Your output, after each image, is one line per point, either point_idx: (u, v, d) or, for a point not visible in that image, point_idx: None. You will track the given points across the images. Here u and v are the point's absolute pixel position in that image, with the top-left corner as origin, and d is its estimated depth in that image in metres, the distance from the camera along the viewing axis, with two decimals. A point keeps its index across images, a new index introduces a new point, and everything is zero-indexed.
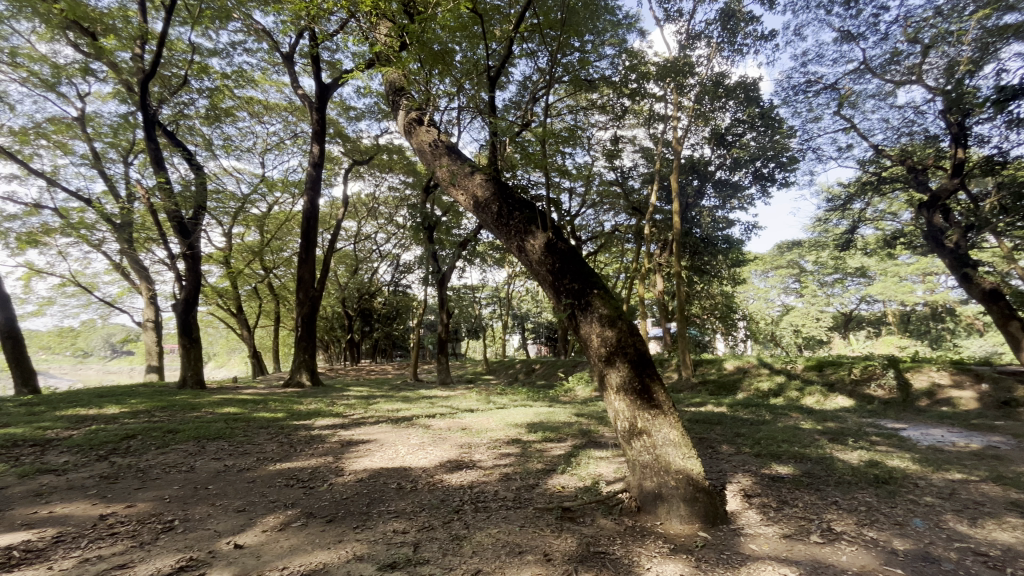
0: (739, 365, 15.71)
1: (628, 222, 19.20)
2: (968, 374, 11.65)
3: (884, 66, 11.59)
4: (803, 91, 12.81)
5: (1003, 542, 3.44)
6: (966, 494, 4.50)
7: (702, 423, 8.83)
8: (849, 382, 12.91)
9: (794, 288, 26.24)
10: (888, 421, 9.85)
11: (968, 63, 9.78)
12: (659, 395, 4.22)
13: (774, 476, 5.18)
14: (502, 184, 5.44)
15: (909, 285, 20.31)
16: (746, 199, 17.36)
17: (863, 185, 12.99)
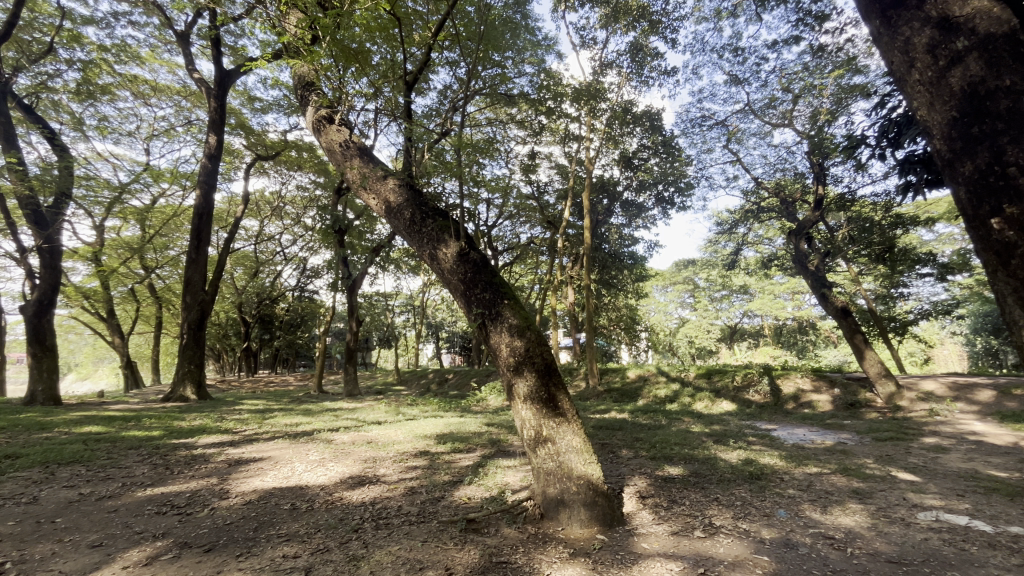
0: (641, 373, 16.80)
1: (543, 235, 19.84)
2: (824, 380, 13.45)
3: (763, 110, 13.22)
4: (699, 124, 14.21)
5: (846, 525, 3.98)
6: (819, 485, 5.17)
7: (605, 429, 9.27)
8: (732, 388, 14.36)
9: (689, 303, 28.69)
10: (763, 422, 11.08)
11: (828, 114, 11.50)
12: (564, 404, 4.35)
13: (666, 477, 5.58)
14: (416, 191, 5.36)
15: (781, 302, 23.05)
16: (649, 219, 18.67)
17: (746, 212, 14.64)
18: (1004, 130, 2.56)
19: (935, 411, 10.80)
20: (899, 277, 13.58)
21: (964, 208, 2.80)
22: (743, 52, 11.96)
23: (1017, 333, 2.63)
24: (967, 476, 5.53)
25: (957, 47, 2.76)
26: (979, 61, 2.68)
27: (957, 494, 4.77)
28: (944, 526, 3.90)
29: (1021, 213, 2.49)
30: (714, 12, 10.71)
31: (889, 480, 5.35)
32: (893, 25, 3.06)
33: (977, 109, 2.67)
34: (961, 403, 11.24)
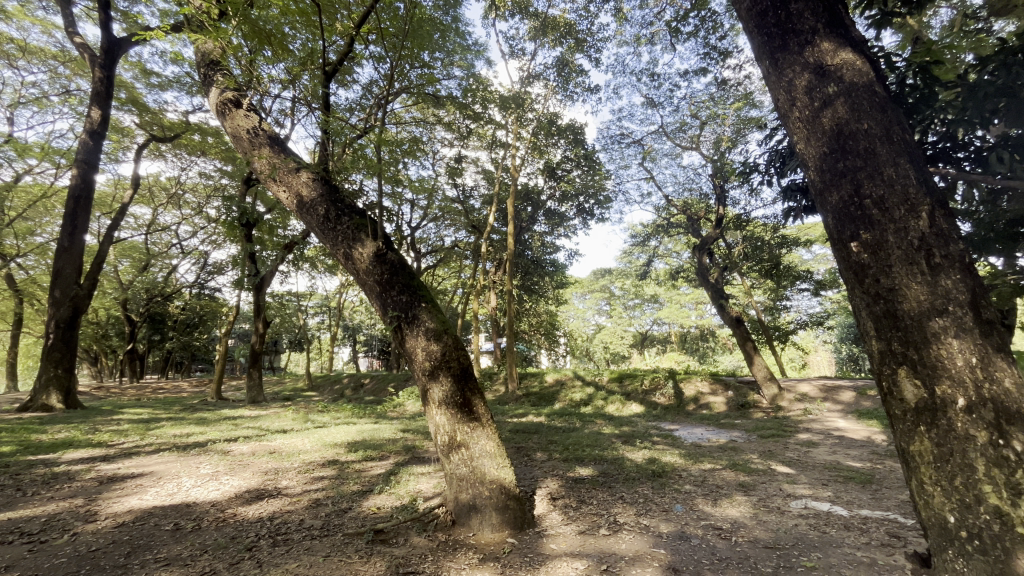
0: (558, 378, 17.29)
1: (467, 239, 19.80)
2: (720, 384, 14.71)
3: (675, 133, 14.27)
4: (617, 141, 15.03)
5: (732, 516, 4.37)
6: (712, 480, 5.63)
7: (521, 433, 9.42)
8: (641, 392, 15.25)
9: (605, 310, 30.09)
10: (667, 423, 11.87)
11: (728, 141, 12.68)
12: (479, 408, 4.34)
13: (576, 478, 5.76)
14: (331, 186, 5.12)
15: (686, 311, 24.91)
16: (571, 228, 19.28)
17: (658, 227, 15.73)
18: (862, 167, 2.98)
19: (808, 410, 12.24)
20: (783, 291, 15.25)
21: (830, 232, 3.21)
22: (658, 78, 12.86)
23: (868, 342, 3.06)
24: (831, 467, 6.31)
25: (827, 92, 3.17)
26: (844, 107, 3.10)
27: (822, 483, 5.42)
28: (811, 512, 4.41)
29: (874, 238, 2.91)
30: (634, 38, 11.42)
31: (769, 473, 5.95)
32: (779, 67, 3.43)
33: (842, 147, 3.07)
34: (828, 403, 12.84)
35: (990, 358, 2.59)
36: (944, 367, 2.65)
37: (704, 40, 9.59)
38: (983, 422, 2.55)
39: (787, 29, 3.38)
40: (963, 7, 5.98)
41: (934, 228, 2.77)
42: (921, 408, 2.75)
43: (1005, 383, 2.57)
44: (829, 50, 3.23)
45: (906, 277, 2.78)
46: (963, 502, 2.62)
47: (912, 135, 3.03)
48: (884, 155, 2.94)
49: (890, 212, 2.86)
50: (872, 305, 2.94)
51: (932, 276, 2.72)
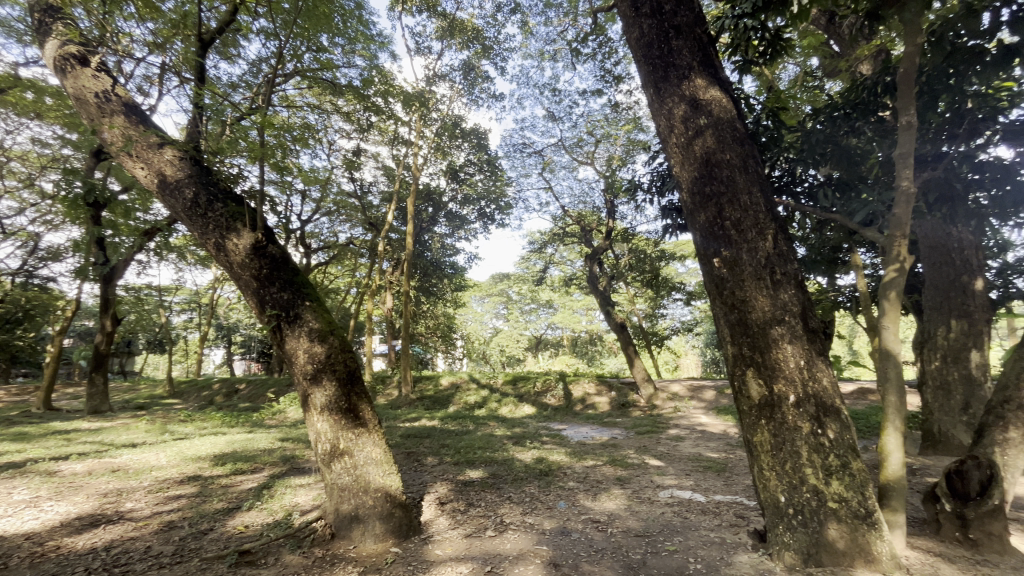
0: (453, 381, 17.22)
1: (363, 237, 18.90)
2: (605, 385, 15.73)
3: (572, 147, 15.03)
4: (519, 150, 15.42)
5: (609, 509, 4.67)
6: (593, 476, 5.99)
7: (412, 437, 9.19)
8: (533, 393, 15.78)
9: (502, 314, 30.62)
10: (555, 424, 12.38)
11: (619, 159, 13.70)
12: (365, 413, 4.15)
13: (466, 481, 5.76)
14: (202, 168, 4.56)
15: (577, 316, 26.34)
16: (471, 232, 19.30)
17: (554, 235, 16.41)
18: (724, 192, 3.40)
19: (678, 408, 13.60)
20: (661, 300, 16.77)
21: (698, 247, 3.59)
22: (560, 94, 13.47)
23: (724, 346, 3.47)
24: (694, 458, 7.06)
25: (699, 123, 3.56)
26: (712, 138, 3.50)
27: (686, 473, 6.05)
28: (675, 500, 4.89)
29: (732, 255, 3.32)
30: (538, 52, 11.86)
31: (643, 466, 6.49)
32: (661, 95, 3.76)
33: (709, 173, 3.46)
34: (694, 401, 14.37)
35: (813, 361, 3.12)
36: (781, 368, 3.12)
37: (601, 64, 10.28)
38: (807, 415, 3.06)
39: (668, 62, 3.73)
40: (804, 66, 7.13)
41: (776, 249, 3.25)
42: (763, 404, 3.18)
43: (822, 381, 3.11)
44: (702, 86, 3.62)
45: (755, 290, 3.23)
46: (791, 483, 3.09)
47: (763, 169, 3.52)
48: (741, 183, 3.38)
49: (744, 234, 3.30)
50: (728, 315, 3.34)
51: (774, 290, 3.19)
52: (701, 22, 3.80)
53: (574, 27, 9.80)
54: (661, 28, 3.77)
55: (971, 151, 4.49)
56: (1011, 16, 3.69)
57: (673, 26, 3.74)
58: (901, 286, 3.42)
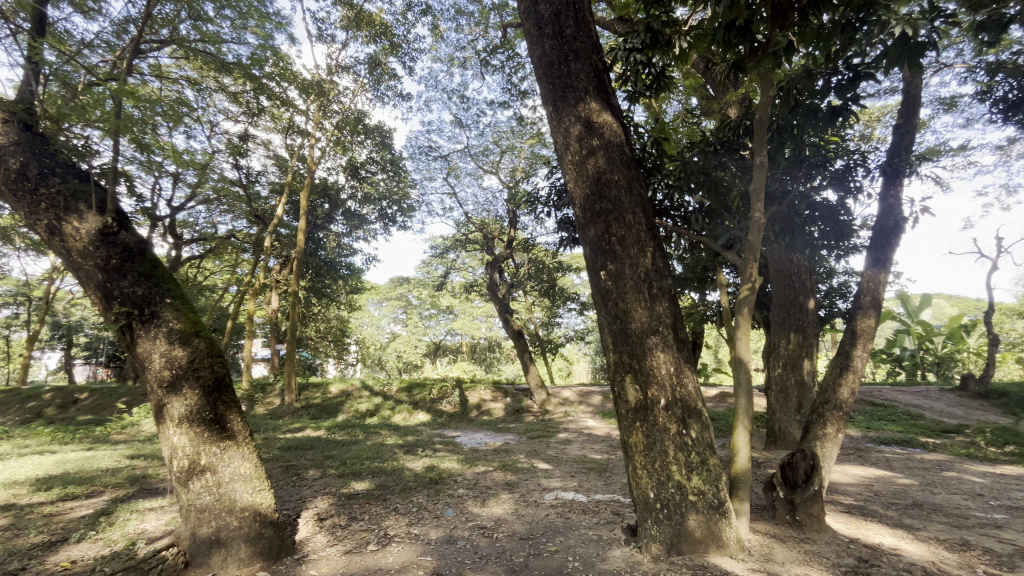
0: (343, 388, 16.32)
1: (246, 230, 17.21)
2: (500, 392, 15.94)
3: (478, 155, 15.16)
4: (424, 153, 15.19)
5: (496, 514, 4.71)
6: (483, 482, 6.02)
7: (292, 449, 8.50)
8: (428, 401, 15.49)
9: (400, 319, 29.64)
10: (450, 431, 12.25)
11: (522, 172, 14.11)
12: (234, 424, 3.74)
13: (349, 494, 5.45)
14: (34, 136, 3.83)
15: (477, 323, 26.42)
16: (371, 232, 18.48)
17: (457, 241, 16.38)
18: (612, 210, 3.65)
19: (568, 412, 14.22)
20: (556, 310, 17.47)
21: (587, 260, 3.79)
22: (467, 101, 13.55)
23: (607, 353, 3.70)
24: (579, 460, 7.42)
25: (592, 143, 3.79)
26: (603, 158, 3.75)
27: (571, 475, 6.33)
28: (560, 501, 5.08)
29: (616, 269, 3.57)
30: (447, 57, 11.87)
31: (532, 470, 6.67)
32: (559, 112, 3.95)
33: (599, 192, 3.70)
34: (583, 405, 15.13)
35: (681, 368, 3.46)
36: (654, 374, 3.41)
37: (507, 78, 10.57)
38: (675, 417, 3.37)
39: (567, 83, 3.93)
40: (684, 103, 7.94)
41: (654, 265, 3.56)
42: (638, 408, 3.45)
43: (688, 386, 3.45)
44: (596, 109, 3.86)
45: (634, 302, 3.50)
46: (660, 480, 3.38)
47: (646, 191, 3.84)
48: (627, 203, 3.66)
49: (627, 249, 3.57)
50: (611, 324, 3.58)
51: (651, 302, 3.49)
52: (598, 50, 4.06)
53: (484, 38, 9.95)
54: (561, 50, 3.96)
55: (807, 191, 5.32)
56: (837, 83, 4.43)
57: (572, 49, 3.95)
58: (752, 303, 3.93)
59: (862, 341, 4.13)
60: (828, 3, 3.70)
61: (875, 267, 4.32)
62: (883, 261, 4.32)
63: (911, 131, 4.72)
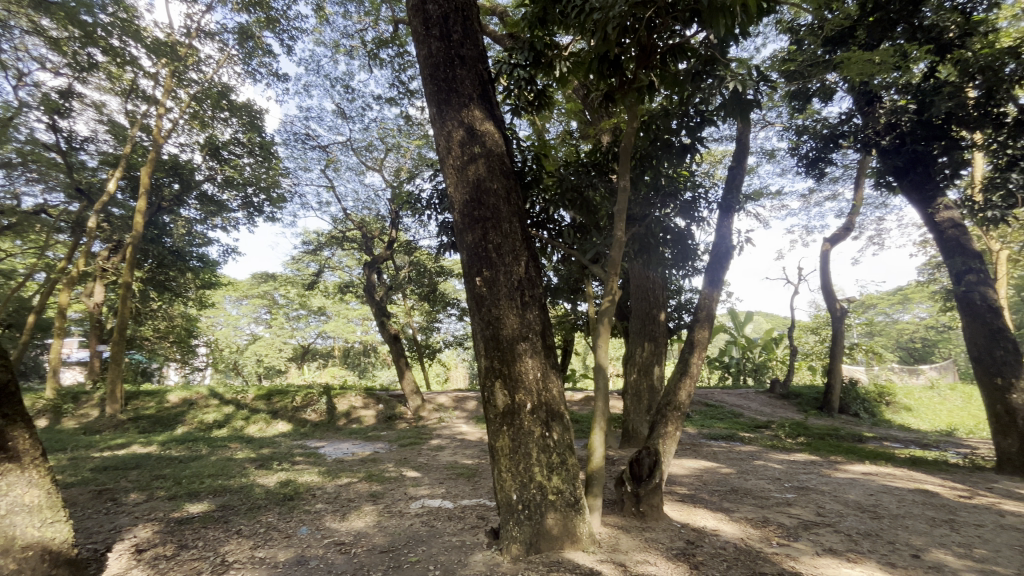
0: (185, 397, 14.24)
1: (63, 205, 14.17)
2: (372, 398, 15.21)
3: (360, 151, 14.44)
4: (301, 140, 14.01)
5: (356, 528, 4.46)
6: (345, 495, 5.67)
7: (111, 470, 7.13)
8: (290, 409, 14.18)
9: (264, 319, 26.40)
10: (313, 441, 11.34)
11: (407, 171, 13.75)
12: (17, 442, 3.03)
13: (181, 518, 4.74)
14: None
15: (352, 326, 24.76)
16: (231, 221, 16.40)
17: (332, 238, 15.30)
18: (489, 218, 3.72)
19: (442, 418, 14.04)
20: (436, 314, 17.23)
21: (463, 265, 3.81)
22: (352, 92, 12.82)
23: (478, 359, 3.74)
24: (449, 467, 7.38)
25: (474, 150, 3.83)
26: (484, 166, 3.80)
27: (439, 482, 6.25)
28: (425, 510, 4.99)
29: (491, 276, 3.64)
30: (332, 42, 11.16)
31: (399, 479, 6.45)
32: (443, 113, 3.92)
33: (478, 199, 3.75)
34: (457, 411, 15.05)
35: (547, 373, 3.63)
36: (522, 380, 3.53)
37: (394, 73, 10.24)
38: (539, 420, 3.52)
39: (451, 87, 3.93)
40: (565, 124, 8.48)
41: (526, 274, 3.70)
42: (505, 412, 3.54)
43: (553, 391, 3.63)
44: (479, 117, 3.91)
45: (507, 309, 3.59)
46: (523, 483, 3.49)
47: (523, 203, 3.98)
48: (504, 212, 3.75)
49: (502, 257, 3.66)
50: (484, 330, 3.64)
51: (523, 309, 3.62)
52: (484, 59, 4.11)
53: (374, 30, 9.57)
54: (447, 53, 3.95)
55: (662, 217, 5.99)
56: (689, 125, 5.07)
57: (459, 55, 3.97)
58: (611, 314, 4.29)
59: (698, 350, 4.73)
60: (683, 54, 4.22)
61: (710, 287, 4.99)
62: (715, 281, 5.02)
63: (741, 173, 5.58)
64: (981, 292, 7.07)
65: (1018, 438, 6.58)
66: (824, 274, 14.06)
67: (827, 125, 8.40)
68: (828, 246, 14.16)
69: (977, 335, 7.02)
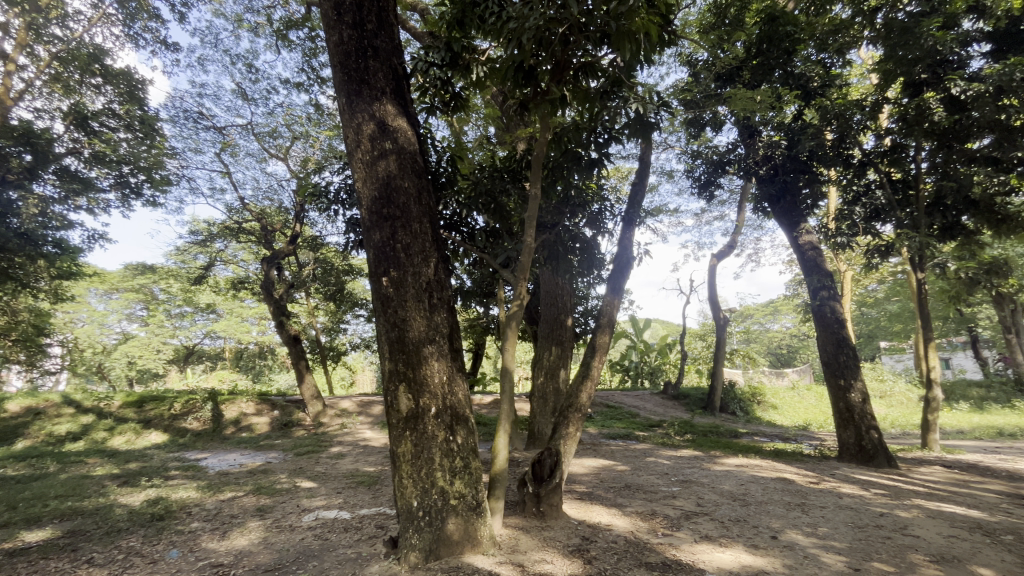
0: (30, 406, 12.09)
1: None
2: (267, 404, 14.05)
3: (263, 136, 13.36)
4: (191, 118, 12.62)
5: (238, 547, 4.08)
6: (227, 511, 5.16)
7: None
8: (167, 417, 12.65)
9: (139, 316, 23.22)
10: (194, 453, 10.20)
11: (315, 162, 12.88)
12: None
13: (13, 550, 4.00)
14: None
15: (247, 325, 22.57)
16: (100, 203, 14.26)
17: (226, 229, 13.91)
18: (399, 217, 3.61)
19: (345, 424, 13.32)
20: (342, 315, 16.40)
21: (369, 264, 3.66)
22: (255, 72, 11.83)
23: (382, 362, 3.62)
24: (349, 475, 7.03)
25: (384, 146, 3.71)
26: (394, 163, 3.69)
27: (336, 492, 5.92)
28: (319, 522, 4.69)
29: (398, 276, 3.54)
30: (233, 16, 10.23)
31: (292, 491, 6.00)
32: (353, 105, 3.75)
33: (388, 196, 3.63)
34: (362, 416, 14.37)
35: (453, 377, 3.60)
36: (427, 383, 3.47)
37: (303, 56, 9.61)
38: (443, 424, 3.48)
39: (362, 79, 3.77)
40: (482, 129, 8.57)
41: (435, 275, 3.65)
42: (409, 417, 3.45)
43: (459, 395, 3.61)
44: (391, 113, 3.79)
45: (413, 311, 3.51)
46: (424, 488, 3.42)
47: (434, 204, 3.92)
48: (414, 212, 3.67)
49: (411, 258, 3.57)
50: (389, 332, 3.53)
51: (430, 311, 3.56)
52: (398, 53, 4.00)
53: (283, 9, 8.93)
54: (360, 43, 3.80)
55: (572, 227, 6.25)
56: (597, 141, 5.33)
57: (372, 46, 3.83)
58: (519, 318, 4.36)
59: (599, 354, 4.98)
60: (593, 72, 4.45)
61: (612, 294, 5.29)
62: (617, 289, 5.32)
63: (642, 189, 5.98)
64: (830, 306, 8.23)
65: (855, 430, 7.77)
66: (711, 286, 15.57)
67: (717, 152, 9.31)
68: (715, 261, 15.73)
69: (827, 342, 8.18)
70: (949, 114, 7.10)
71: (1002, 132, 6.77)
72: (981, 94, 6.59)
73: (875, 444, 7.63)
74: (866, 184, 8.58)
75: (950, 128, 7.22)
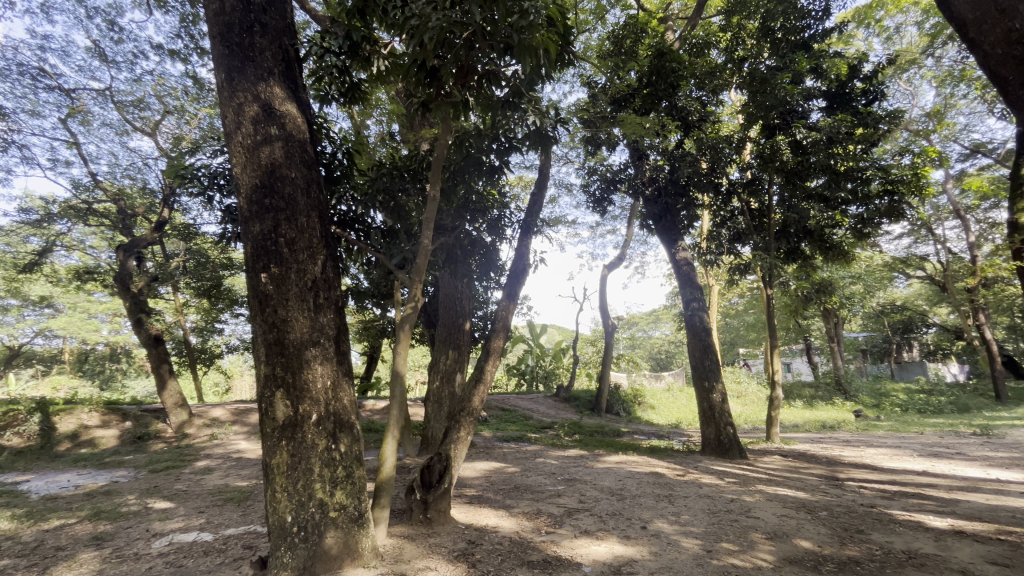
0: None
1: None
2: (116, 414, 12.10)
3: (125, 106, 11.59)
4: (28, 74, 10.55)
5: None
6: (51, 543, 4.34)
7: None
8: None
9: None
10: (10, 475, 8.43)
11: (189, 142, 11.41)
12: None
13: None
14: None
15: (95, 323, 19.82)
16: None
17: (67, 209, 11.67)
18: (283, 209, 3.35)
19: (215, 434, 11.93)
20: (218, 314, 14.75)
21: (246, 258, 3.34)
22: (118, 30, 10.26)
23: (257, 366, 3.31)
24: (216, 492, 6.30)
25: (269, 131, 3.41)
26: (280, 150, 3.42)
27: (198, 511, 5.28)
28: (173, 547, 4.15)
29: (279, 273, 3.27)
30: None
31: (141, 513, 5.23)
32: (233, 83, 3.42)
33: (271, 185, 3.35)
34: (237, 425, 13.00)
35: (338, 381, 3.41)
36: (308, 390, 3.24)
37: (180, 21, 8.55)
38: (324, 432, 3.27)
39: (247, 54, 3.45)
40: (384, 125, 8.29)
41: (323, 274, 3.44)
42: (286, 425, 3.20)
43: (343, 400, 3.42)
44: (279, 96, 3.50)
45: (296, 311, 3.27)
46: (300, 501, 3.19)
47: (325, 197, 3.69)
48: (301, 205, 3.43)
49: (296, 254, 3.33)
50: (266, 333, 3.25)
51: (315, 312, 3.34)
52: (290, 34, 3.72)
53: None
54: (246, 16, 3.48)
55: (472, 231, 6.27)
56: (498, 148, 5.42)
57: (259, 21, 3.52)
58: (412, 321, 4.27)
59: (492, 358, 5.04)
60: (496, 81, 4.50)
61: (507, 299, 5.40)
62: (513, 295, 5.45)
63: (541, 200, 6.21)
64: (699, 316, 9.19)
65: (715, 427, 8.75)
66: (602, 295, 16.61)
67: (610, 171, 9.98)
68: (606, 271, 16.86)
69: (696, 349, 9.11)
70: (794, 155, 8.26)
71: (831, 174, 8.22)
72: (817, 142, 7.97)
73: (731, 438, 8.66)
74: (731, 210, 9.85)
75: (794, 167, 8.37)
